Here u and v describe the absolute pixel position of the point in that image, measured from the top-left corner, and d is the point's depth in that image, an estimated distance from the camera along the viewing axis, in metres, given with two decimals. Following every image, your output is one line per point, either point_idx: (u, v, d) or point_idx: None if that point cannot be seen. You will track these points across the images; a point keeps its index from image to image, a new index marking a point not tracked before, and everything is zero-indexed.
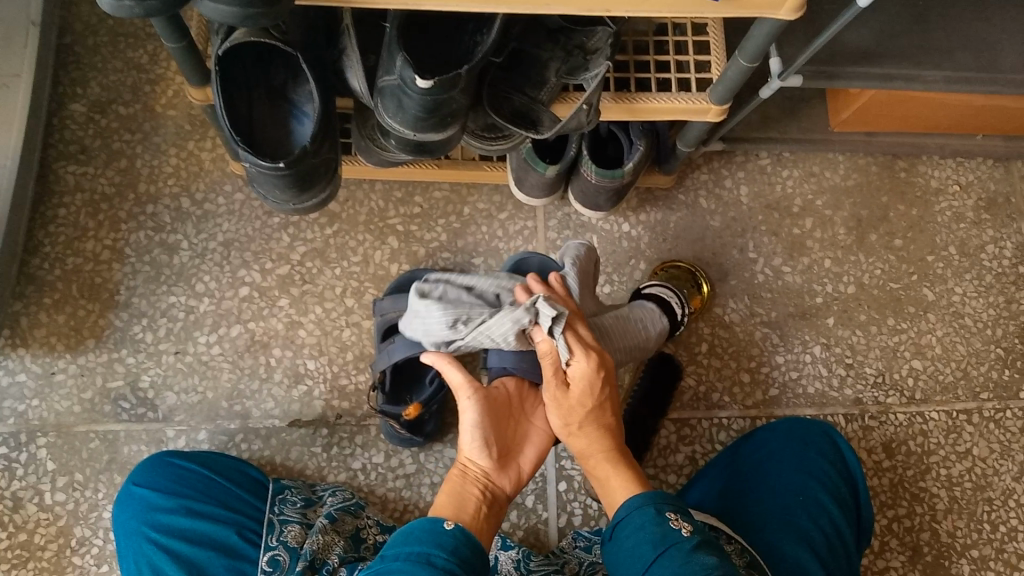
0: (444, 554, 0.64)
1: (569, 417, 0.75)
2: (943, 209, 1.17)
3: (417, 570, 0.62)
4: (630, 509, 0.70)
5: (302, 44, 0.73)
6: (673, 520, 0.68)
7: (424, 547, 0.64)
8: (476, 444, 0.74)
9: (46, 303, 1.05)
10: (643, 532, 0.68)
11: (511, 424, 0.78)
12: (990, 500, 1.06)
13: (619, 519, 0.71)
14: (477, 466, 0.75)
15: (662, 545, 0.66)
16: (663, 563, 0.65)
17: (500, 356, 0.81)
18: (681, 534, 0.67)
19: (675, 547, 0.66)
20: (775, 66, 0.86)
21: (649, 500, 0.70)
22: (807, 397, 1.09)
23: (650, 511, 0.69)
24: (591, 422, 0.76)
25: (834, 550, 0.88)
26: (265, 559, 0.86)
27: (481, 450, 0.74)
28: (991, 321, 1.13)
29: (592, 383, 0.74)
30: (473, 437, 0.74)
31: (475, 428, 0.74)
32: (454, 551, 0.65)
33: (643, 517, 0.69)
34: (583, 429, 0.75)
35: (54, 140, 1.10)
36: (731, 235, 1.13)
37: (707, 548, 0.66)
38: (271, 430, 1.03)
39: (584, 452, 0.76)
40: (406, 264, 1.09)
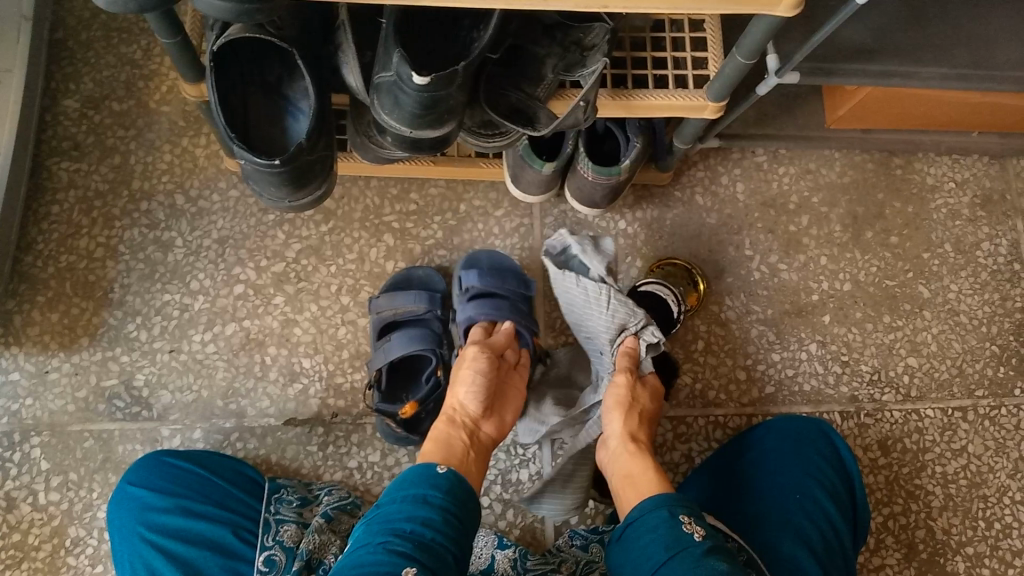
0: (439, 494, 0.68)
1: (626, 400, 0.87)
2: (939, 207, 1.17)
3: (416, 509, 0.66)
4: (644, 512, 0.71)
5: (297, 39, 0.73)
6: (686, 524, 0.68)
7: (420, 488, 0.68)
8: (468, 394, 0.84)
9: (40, 301, 1.04)
10: (656, 534, 0.68)
11: (501, 387, 0.89)
12: (985, 497, 1.07)
13: (634, 520, 0.72)
14: (463, 420, 0.83)
15: (674, 549, 0.66)
16: (671, 567, 0.65)
17: (466, 307, 0.97)
18: (693, 539, 0.67)
19: (686, 552, 0.65)
20: (773, 62, 0.86)
21: (664, 503, 0.71)
22: (803, 395, 1.09)
23: (663, 514, 0.69)
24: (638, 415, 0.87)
25: (831, 550, 0.88)
26: (261, 559, 0.86)
27: (471, 401, 0.84)
28: (987, 318, 1.13)
29: (653, 388, 0.91)
30: (467, 387, 0.84)
31: (472, 379, 0.85)
32: (449, 491, 0.69)
33: (657, 519, 0.69)
34: (630, 415, 0.86)
35: (47, 137, 1.09)
36: (727, 232, 1.13)
37: (717, 553, 0.65)
38: (267, 429, 1.02)
39: (623, 434, 0.84)
40: (401, 262, 1.08)
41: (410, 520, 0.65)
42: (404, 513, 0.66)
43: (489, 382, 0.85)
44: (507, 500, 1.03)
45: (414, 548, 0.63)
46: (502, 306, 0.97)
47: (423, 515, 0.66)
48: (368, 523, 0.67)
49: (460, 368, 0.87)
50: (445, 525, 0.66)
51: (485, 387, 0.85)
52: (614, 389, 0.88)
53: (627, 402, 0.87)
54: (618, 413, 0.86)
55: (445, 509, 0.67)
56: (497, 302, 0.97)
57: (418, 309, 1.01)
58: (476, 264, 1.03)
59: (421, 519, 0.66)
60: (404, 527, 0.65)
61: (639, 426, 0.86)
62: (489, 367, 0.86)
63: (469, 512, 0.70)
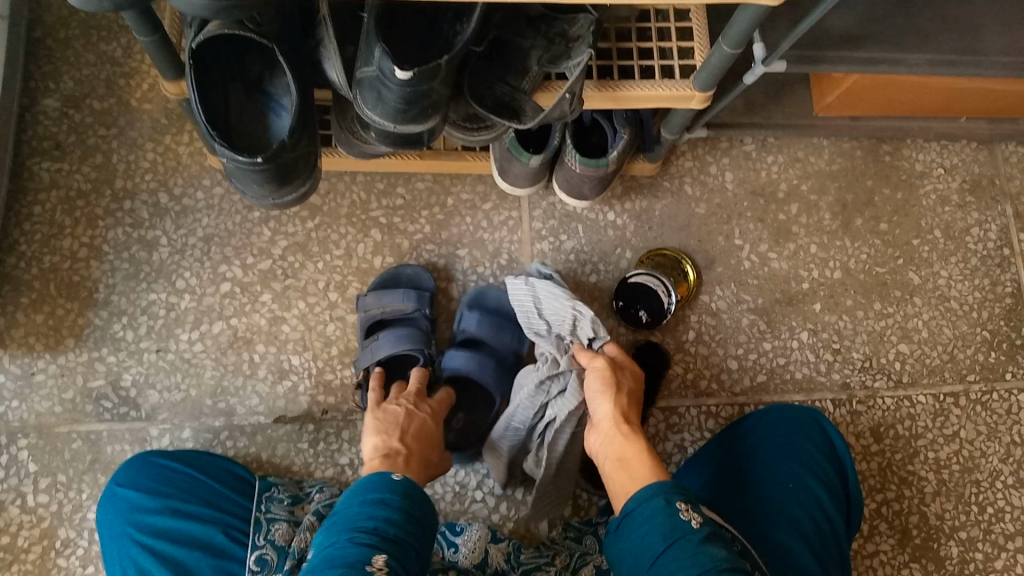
0: (397, 496, 0.67)
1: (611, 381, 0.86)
2: (928, 192, 1.16)
3: (375, 510, 0.66)
4: (641, 500, 0.70)
5: (277, 34, 0.71)
6: (683, 512, 0.67)
7: (377, 492, 0.67)
8: (393, 423, 0.84)
9: (24, 303, 1.03)
10: (653, 523, 0.68)
11: (435, 418, 0.88)
12: (977, 482, 1.07)
13: (630, 511, 0.71)
14: (396, 438, 0.81)
15: (672, 538, 0.66)
16: (669, 557, 0.65)
17: (454, 358, 0.98)
18: (690, 526, 0.66)
19: (683, 541, 0.65)
20: (758, 52, 0.84)
21: (659, 490, 0.70)
22: (795, 383, 1.08)
23: (659, 502, 0.68)
24: (626, 396, 0.86)
25: (824, 538, 0.88)
26: (253, 558, 0.85)
27: (393, 427, 0.83)
28: (977, 304, 1.13)
29: (634, 370, 0.90)
30: (391, 420, 0.84)
31: (394, 414, 0.85)
32: (404, 492, 0.68)
33: (653, 508, 0.68)
34: (619, 398, 0.85)
35: (27, 136, 1.08)
36: (717, 222, 1.12)
37: (715, 542, 0.65)
38: (257, 427, 1.02)
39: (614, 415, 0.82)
40: (390, 257, 1.08)
41: (372, 519, 0.65)
42: (364, 513, 0.65)
43: (414, 418, 0.86)
44: (501, 494, 1.03)
45: (379, 541, 0.63)
46: (488, 367, 0.98)
47: (384, 514, 0.65)
48: (328, 524, 0.66)
49: (388, 403, 0.87)
50: (407, 523, 0.66)
51: (406, 417, 0.85)
52: (596, 373, 0.87)
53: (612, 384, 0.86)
54: (606, 395, 0.84)
55: (405, 508, 0.67)
56: (485, 362, 0.98)
57: (406, 308, 1.00)
58: (482, 302, 1.05)
59: (382, 517, 0.65)
60: (367, 526, 0.64)
61: (629, 405, 0.85)
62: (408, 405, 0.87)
63: (429, 514, 0.69)
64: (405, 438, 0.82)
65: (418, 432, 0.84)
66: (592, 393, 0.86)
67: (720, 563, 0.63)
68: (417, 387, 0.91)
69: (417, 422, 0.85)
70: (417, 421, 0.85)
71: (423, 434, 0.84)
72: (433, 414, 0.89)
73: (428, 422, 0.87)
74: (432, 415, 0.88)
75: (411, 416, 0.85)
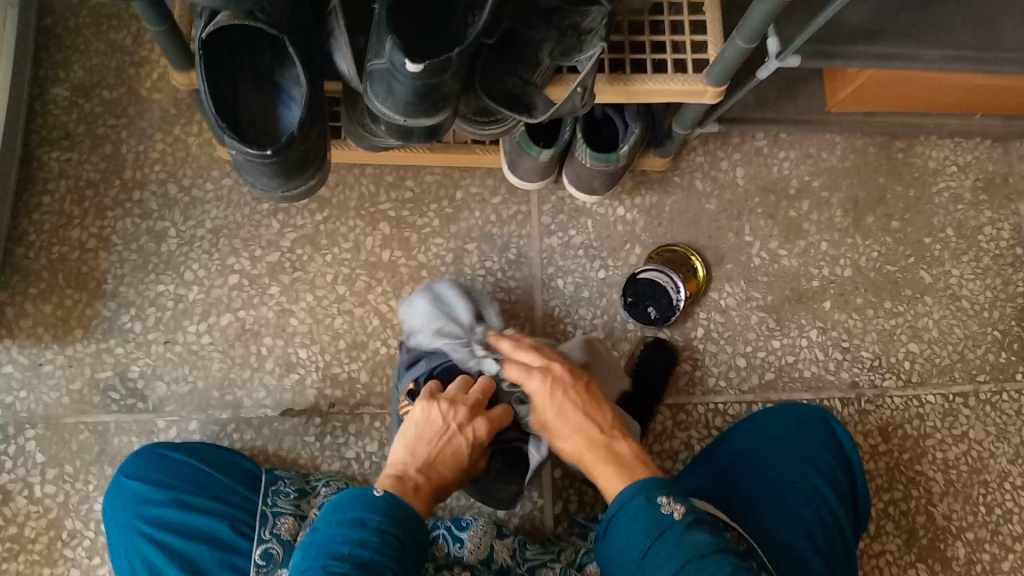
0: (376, 514, 0.66)
1: (566, 403, 0.80)
2: (941, 190, 1.15)
3: (352, 531, 0.65)
4: (622, 503, 0.69)
5: (287, 27, 0.71)
6: (664, 505, 0.67)
7: (357, 510, 0.66)
8: (425, 445, 0.80)
9: (32, 293, 1.03)
10: (636, 522, 0.67)
11: (474, 446, 0.82)
12: (986, 483, 1.06)
13: (613, 515, 0.70)
14: (417, 466, 0.78)
15: (657, 532, 0.65)
16: (658, 552, 0.65)
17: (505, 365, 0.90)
18: (673, 517, 0.66)
19: (669, 532, 0.65)
20: (773, 45, 0.83)
21: (639, 489, 0.69)
22: (804, 381, 1.08)
23: (641, 500, 0.68)
24: (585, 403, 0.81)
25: (832, 539, 0.88)
26: (259, 552, 0.85)
27: (426, 449, 0.79)
28: (988, 303, 1.12)
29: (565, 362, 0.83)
30: (426, 439, 0.80)
31: (433, 431, 0.81)
32: (385, 509, 0.67)
33: (635, 508, 0.68)
34: (582, 418, 0.80)
35: (37, 126, 1.08)
36: (727, 218, 1.11)
37: (701, 527, 0.66)
38: (264, 420, 1.01)
39: (587, 441, 0.78)
40: (398, 251, 1.07)
41: (348, 542, 0.64)
42: (340, 536, 0.64)
43: (451, 443, 0.81)
44: None
45: (352, 569, 0.61)
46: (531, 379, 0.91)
47: (362, 537, 0.64)
48: (306, 547, 0.66)
49: (435, 412, 0.81)
50: (385, 543, 0.64)
51: (440, 441, 0.80)
52: (547, 404, 0.81)
53: (571, 406, 0.80)
54: (565, 444, 0.80)
55: (384, 528, 0.65)
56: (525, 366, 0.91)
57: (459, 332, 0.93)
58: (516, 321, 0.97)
59: (359, 540, 0.64)
60: (342, 550, 0.63)
61: (595, 409, 0.80)
62: (451, 424, 0.81)
63: (414, 530, 0.68)
64: (430, 470, 0.78)
65: (444, 463, 0.79)
66: (552, 433, 0.81)
67: (707, 548, 0.64)
68: (477, 400, 0.83)
69: (452, 449, 0.80)
70: (448, 448, 0.80)
71: (451, 464, 0.80)
72: (477, 440, 0.82)
73: (466, 450, 0.81)
74: (474, 441, 0.82)
75: (445, 442, 0.80)
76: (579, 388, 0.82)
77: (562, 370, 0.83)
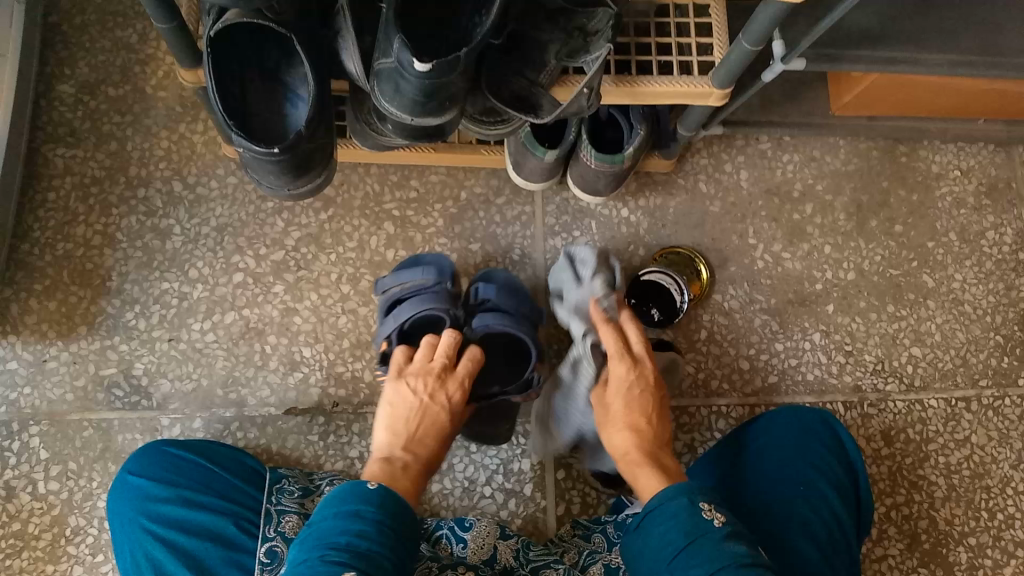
0: (372, 507, 0.66)
1: (637, 402, 0.81)
2: (944, 195, 1.15)
3: (349, 523, 0.65)
4: (661, 500, 0.69)
5: (296, 26, 0.71)
6: (706, 511, 0.67)
7: (352, 504, 0.66)
8: (403, 422, 0.80)
9: (37, 290, 1.04)
10: (674, 521, 0.67)
11: (450, 414, 0.83)
12: (988, 487, 1.06)
13: (651, 510, 0.70)
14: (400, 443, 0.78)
15: (693, 535, 0.66)
16: (690, 554, 0.65)
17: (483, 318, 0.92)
18: (713, 524, 0.66)
19: (705, 538, 0.65)
20: (778, 49, 0.84)
21: (683, 490, 0.69)
22: (807, 384, 1.08)
23: (683, 501, 0.68)
24: (653, 413, 0.81)
25: (836, 543, 0.88)
26: (262, 550, 0.85)
27: (404, 425, 0.79)
28: (991, 308, 1.12)
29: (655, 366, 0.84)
30: (402, 416, 0.80)
31: (408, 408, 0.81)
32: (380, 501, 0.67)
33: (675, 507, 0.68)
34: (640, 419, 0.80)
35: (43, 123, 1.08)
36: (731, 221, 1.12)
37: (737, 539, 0.66)
38: (267, 418, 1.02)
39: (637, 441, 0.78)
40: (402, 250, 1.07)
41: (344, 534, 0.64)
42: (337, 528, 0.64)
43: (428, 414, 0.81)
44: (510, 490, 1.03)
45: (349, 558, 0.61)
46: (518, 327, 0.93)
47: (357, 528, 0.64)
48: (302, 540, 0.65)
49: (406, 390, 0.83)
50: (381, 535, 0.65)
51: (416, 415, 0.81)
52: (620, 389, 0.82)
53: (639, 406, 0.81)
54: (613, 431, 0.80)
55: (380, 520, 0.66)
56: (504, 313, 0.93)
57: (424, 282, 0.96)
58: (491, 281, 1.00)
59: (355, 531, 0.64)
60: (338, 541, 0.63)
61: (660, 423, 0.81)
62: (424, 395, 0.82)
63: (407, 523, 0.68)
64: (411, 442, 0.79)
65: (426, 437, 0.80)
66: (610, 419, 0.81)
67: (744, 560, 0.63)
68: (442, 366, 0.85)
69: (430, 420, 0.81)
70: (427, 420, 0.81)
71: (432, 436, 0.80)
72: (450, 405, 0.83)
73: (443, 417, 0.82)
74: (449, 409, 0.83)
75: (423, 416, 0.81)
76: (654, 398, 0.82)
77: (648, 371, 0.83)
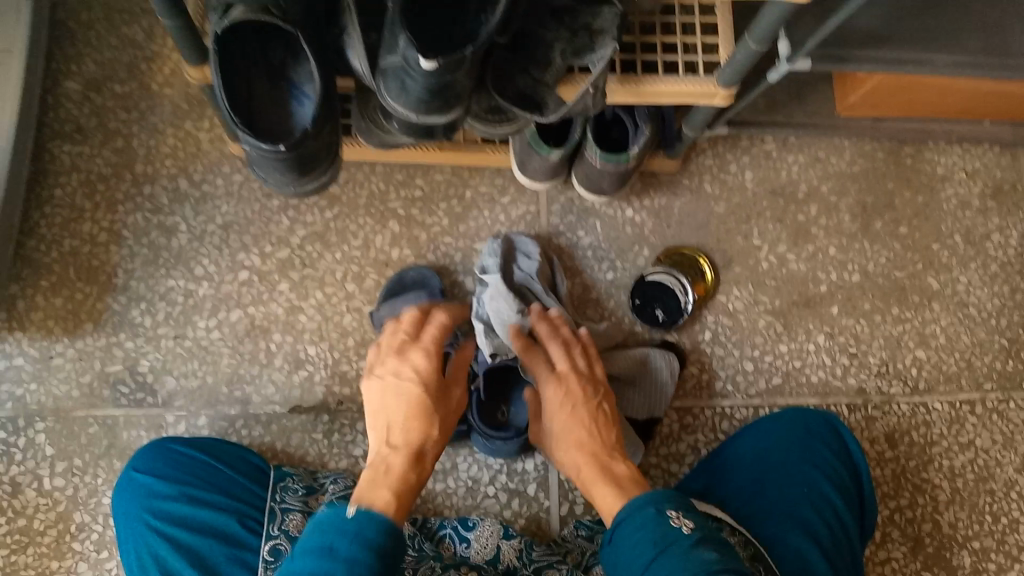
0: (346, 541, 0.63)
1: (573, 419, 0.82)
2: (949, 197, 1.15)
3: (320, 562, 0.62)
4: (630, 511, 0.71)
5: (302, 22, 0.72)
6: (674, 519, 0.69)
7: (328, 538, 0.64)
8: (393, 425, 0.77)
9: (44, 286, 1.04)
10: (644, 531, 0.69)
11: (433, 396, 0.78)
12: (992, 491, 1.06)
13: (620, 521, 0.72)
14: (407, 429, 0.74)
15: (663, 543, 0.67)
16: (661, 563, 0.66)
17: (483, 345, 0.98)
18: (681, 531, 0.67)
19: (675, 545, 0.66)
20: (783, 49, 0.83)
21: (651, 499, 0.71)
22: (810, 386, 1.08)
23: (650, 511, 0.70)
24: (592, 423, 0.83)
25: (839, 545, 0.88)
26: (267, 549, 0.85)
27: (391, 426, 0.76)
28: (996, 310, 1.12)
29: (580, 379, 0.85)
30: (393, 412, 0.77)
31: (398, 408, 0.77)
32: (357, 532, 0.64)
33: (644, 517, 0.70)
34: (582, 435, 0.82)
35: (50, 119, 1.09)
36: (735, 221, 1.12)
37: (708, 545, 0.67)
38: (272, 416, 1.02)
39: (585, 458, 0.80)
40: (407, 250, 1.08)
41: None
42: (308, 568, 0.62)
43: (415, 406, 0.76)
44: (513, 490, 1.02)
45: None
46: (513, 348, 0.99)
47: (328, 569, 0.62)
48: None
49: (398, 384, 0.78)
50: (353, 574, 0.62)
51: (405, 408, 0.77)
52: (556, 412, 0.83)
53: (576, 421, 0.82)
54: (562, 451, 0.82)
55: (353, 555, 0.63)
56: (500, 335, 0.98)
57: None
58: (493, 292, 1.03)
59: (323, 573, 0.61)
60: None
61: (602, 429, 0.83)
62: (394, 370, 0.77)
63: (390, 552, 0.65)
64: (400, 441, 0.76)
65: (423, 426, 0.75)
66: (553, 444, 0.84)
67: (712, 565, 0.64)
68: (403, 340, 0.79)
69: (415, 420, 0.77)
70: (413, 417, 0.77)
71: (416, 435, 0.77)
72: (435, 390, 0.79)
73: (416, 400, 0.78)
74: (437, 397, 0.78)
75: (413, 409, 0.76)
76: (588, 408, 0.84)
77: (576, 382, 0.85)
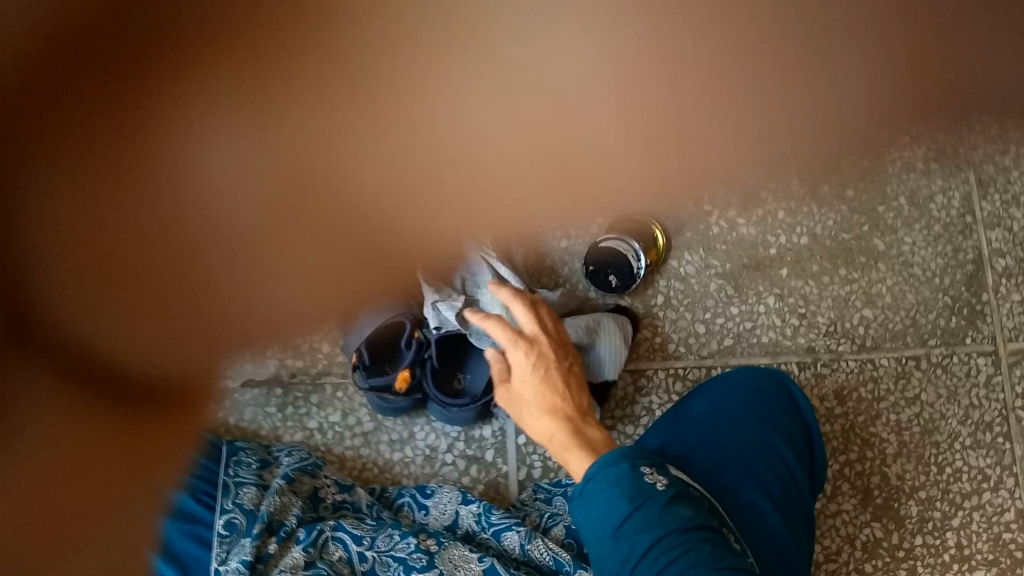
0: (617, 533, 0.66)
1: (547, 379, 0.85)
2: (895, 159, 1.14)
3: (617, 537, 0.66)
4: (603, 465, 0.72)
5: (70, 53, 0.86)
6: (648, 474, 0.71)
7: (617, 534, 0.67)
8: None
9: None
10: (617, 487, 0.70)
11: None
12: (937, 443, 1.08)
13: (590, 474, 0.72)
14: None
15: (637, 500, 0.68)
16: (636, 519, 0.67)
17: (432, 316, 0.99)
18: (655, 487, 0.69)
19: (650, 501, 0.68)
20: None
21: (623, 456, 0.72)
22: (761, 346, 1.10)
23: (625, 467, 0.71)
24: (563, 386, 0.85)
25: (790, 495, 0.90)
26: (221, 522, 0.84)
27: None
28: (940, 269, 1.13)
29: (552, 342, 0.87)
30: None
31: None
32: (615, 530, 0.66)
33: (618, 472, 0.71)
34: (555, 399, 0.84)
35: None
36: (686, 188, 1.13)
37: (680, 501, 0.69)
38: (227, 391, 1.07)
39: (557, 420, 0.82)
40: (360, 222, 1.07)
41: None
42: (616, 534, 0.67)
43: None
44: (471, 457, 1.03)
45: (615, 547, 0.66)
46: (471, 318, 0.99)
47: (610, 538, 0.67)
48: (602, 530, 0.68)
49: None
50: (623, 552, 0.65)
51: None
52: (528, 374, 0.85)
53: (548, 383, 0.85)
54: (536, 414, 0.84)
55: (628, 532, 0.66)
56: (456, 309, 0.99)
57: None
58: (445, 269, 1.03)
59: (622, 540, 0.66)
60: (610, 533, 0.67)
61: (575, 392, 0.85)
62: None
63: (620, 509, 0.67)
64: None
65: None
66: (523, 408, 0.85)
67: (687, 520, 0.67)
68: None
69: None
70: None
71: None
72: None
73: None
74: None
75: None
76: (561, 368, 0.86)
77: (547, 346, 0.87)
